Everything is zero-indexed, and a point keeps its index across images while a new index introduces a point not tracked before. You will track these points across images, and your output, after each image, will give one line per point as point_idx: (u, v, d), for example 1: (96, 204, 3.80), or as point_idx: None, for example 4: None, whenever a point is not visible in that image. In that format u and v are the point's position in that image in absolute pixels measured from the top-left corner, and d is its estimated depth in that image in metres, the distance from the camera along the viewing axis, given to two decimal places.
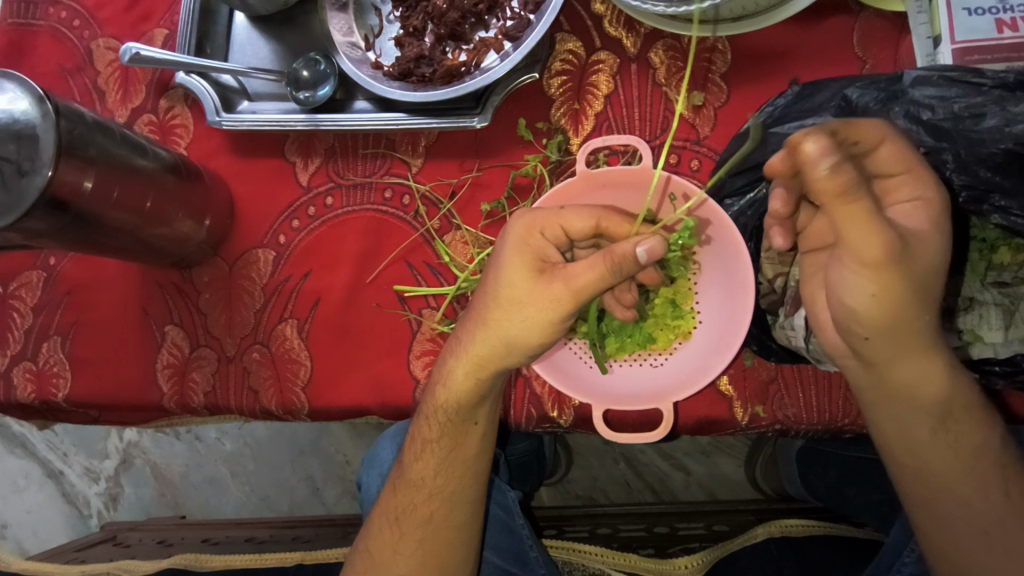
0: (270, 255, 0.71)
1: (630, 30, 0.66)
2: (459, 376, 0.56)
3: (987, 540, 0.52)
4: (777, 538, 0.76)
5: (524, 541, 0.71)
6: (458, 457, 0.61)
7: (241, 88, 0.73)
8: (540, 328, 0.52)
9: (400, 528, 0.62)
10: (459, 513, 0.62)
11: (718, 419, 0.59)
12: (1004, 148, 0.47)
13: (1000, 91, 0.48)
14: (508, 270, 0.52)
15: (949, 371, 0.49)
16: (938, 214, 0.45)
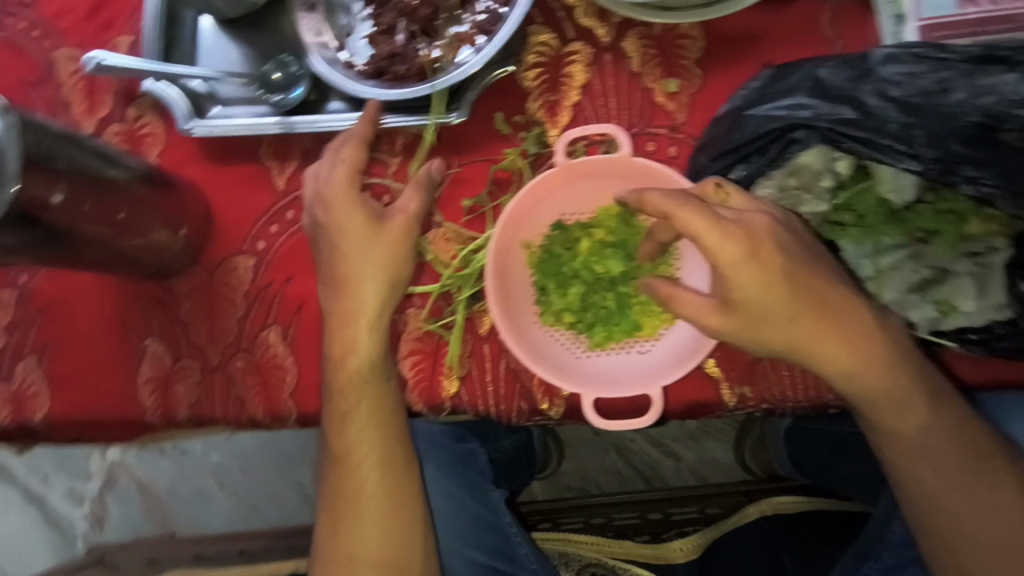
0: (250, 261, 0.70)
1: (603, 20, 0.66)
2: (360, 334, 0.61)
3: (968, 501, 0.54)
4: (768, 516, 0.76)
5: (511, 539, 0.71)
6: (375, 421, 0.62)
7: (212, 93, 0.72)
8: (385, 267, 0.61)
9: (351, 507, 0.63)
10: (398, 476, 0.64)
11: (706, 401, 0.60)
12: (975, 120, 0.47)
13: (968, 65, 0.48)
14: (344, 221, 0.61)
15: (852, 358, 0.52)
16: (750, 265, 0.49)
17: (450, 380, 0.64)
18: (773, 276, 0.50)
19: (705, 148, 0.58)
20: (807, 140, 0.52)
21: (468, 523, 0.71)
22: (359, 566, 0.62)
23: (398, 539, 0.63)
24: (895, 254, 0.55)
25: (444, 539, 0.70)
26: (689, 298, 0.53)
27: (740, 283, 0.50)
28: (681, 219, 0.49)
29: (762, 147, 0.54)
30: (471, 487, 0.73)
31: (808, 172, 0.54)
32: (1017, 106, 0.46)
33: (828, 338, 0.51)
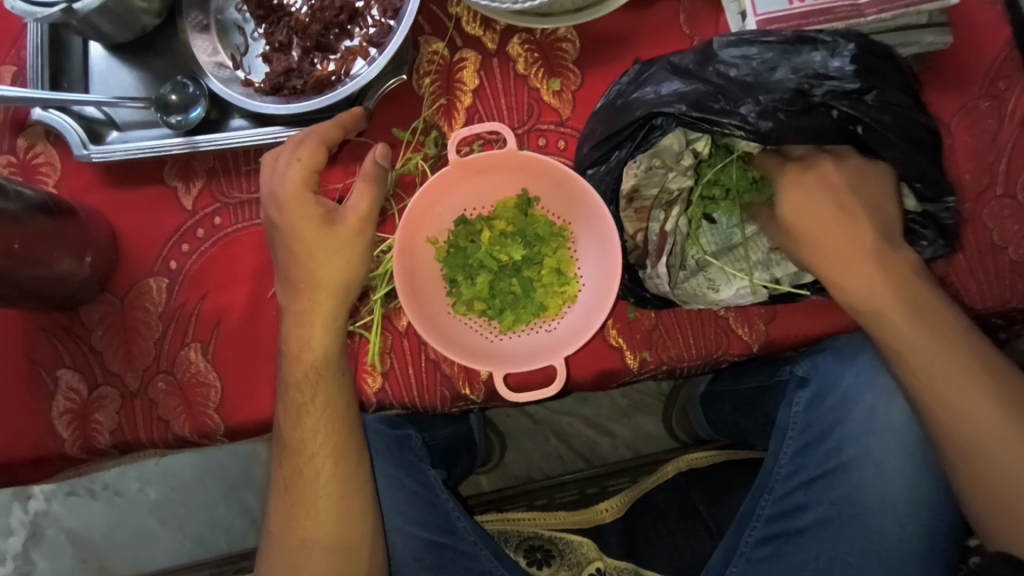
0: (163, 283, 0.71)
1: (487, 27, 0.71)
2: (315, 332, 0.63)
3: None
4: (684, 471, 0.83)
5: (450, 513, 0.74)
6: (332, 414, 0.63)
7: (108, 119, 0.72)
8: (349, 263, 0.62)
9: (304, 495, 0.64)
10: (350, 463, 0.65)
11: (612, 369, 0.65)
12: (791, 89, 0.55)
13: (784, 47, 0.57)
14: (300, 222, 0.61)
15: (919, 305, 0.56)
16: (808, 201, 0.58)
17: (374, 376, 0.67)
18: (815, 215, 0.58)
19: (587, 139, 0.62)
20: (666, 126, 0.56)
21: (406, 502, 0.74)
22: (315, 551, 0.64)
23: (352, 521, 0.65)
24: (757, 221, 0.65)
25: (387, 517, 0.73)
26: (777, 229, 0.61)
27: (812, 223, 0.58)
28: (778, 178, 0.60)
29: (631, 135, 0.57)
30: (406, 468, 0.74)
31: (670, 153, 0.59)
32: (824, 78, 0.55)
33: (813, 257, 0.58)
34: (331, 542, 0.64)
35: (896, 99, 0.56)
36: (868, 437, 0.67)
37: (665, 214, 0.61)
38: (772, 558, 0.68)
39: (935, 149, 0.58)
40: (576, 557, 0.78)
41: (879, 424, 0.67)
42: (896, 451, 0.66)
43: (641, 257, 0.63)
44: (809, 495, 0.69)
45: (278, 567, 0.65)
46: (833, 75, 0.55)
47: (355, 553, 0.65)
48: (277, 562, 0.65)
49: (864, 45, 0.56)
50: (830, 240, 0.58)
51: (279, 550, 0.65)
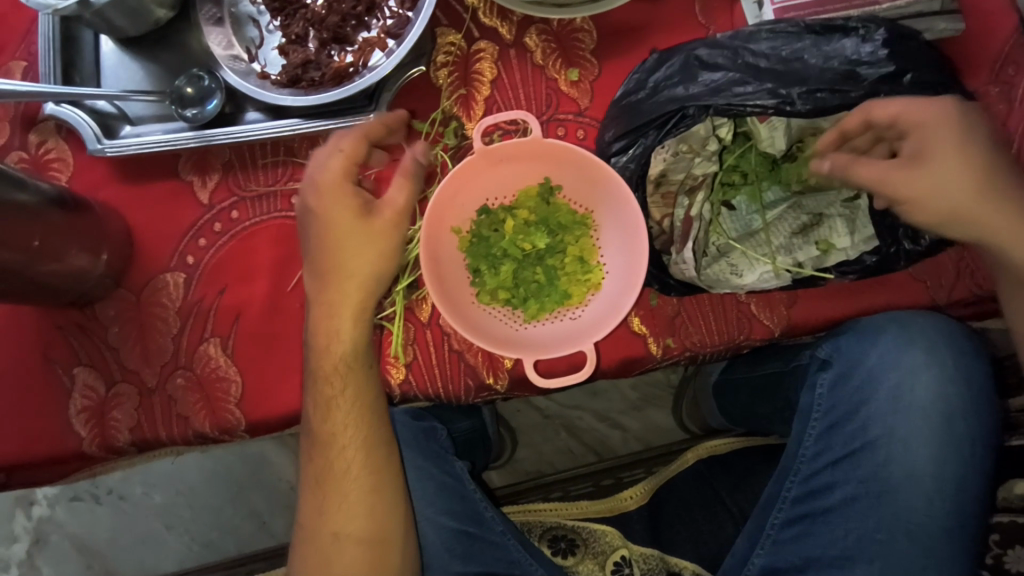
0: (180, 278, 0.70)
1: (504, 18, 0.71)
2: (344, 322, 0.63)
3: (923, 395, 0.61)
4: (704, 459, 0.83)
5: (477, 504, 0.74)
6: (362, 404, 0.64)
7: (121, 113, 0.71)
8: (381, 254, 0.62)
9: (336, 488, 0.65)
10: (380, 455, 0.66)
11: (636, 355, 0.66)
12: (829, 76, 0.55)
13: (813, 37, 0.57)
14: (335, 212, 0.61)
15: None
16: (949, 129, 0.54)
17: (397, 367, 0.67)
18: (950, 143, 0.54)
19: (611, 126, 0.62)
20: (698, 115, 0.55)
21: (435, 493, 0.74)
22: (347, 543, 0.65)
23: (383, 513, 0.66)
24: (778, 207, 0.66)
25: (418, 507, 0.73)
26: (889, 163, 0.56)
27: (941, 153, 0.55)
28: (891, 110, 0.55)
29: (659, 121, 0.57)
30: (433, 458, 0.75)
31: (697, 138, 0.59)
32: (858, 64, 0.56)
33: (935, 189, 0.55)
34: (364, 533, 0.65)
35: (932, 78, 0.56)
36: (893, 416, 0.68)
37: (690, 200, 0.61)
38: (798, 537, 0.69)
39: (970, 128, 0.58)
40: (600, 546, 0.78)
41: (903, 402, 0.69)
42: (921, 429, 0.68)
43: (665, 243, 0.63)
44: (835, 474, 0.69)
45: (311, 560, 0.65)
46: (866, 60, 0.56)
47: (387, 544, 0.66)
48: (309, 556, 0.65)
49: (892, 29, 0.57)
50: (957, 175, 0.55)
51: (310, 544, 0.66)
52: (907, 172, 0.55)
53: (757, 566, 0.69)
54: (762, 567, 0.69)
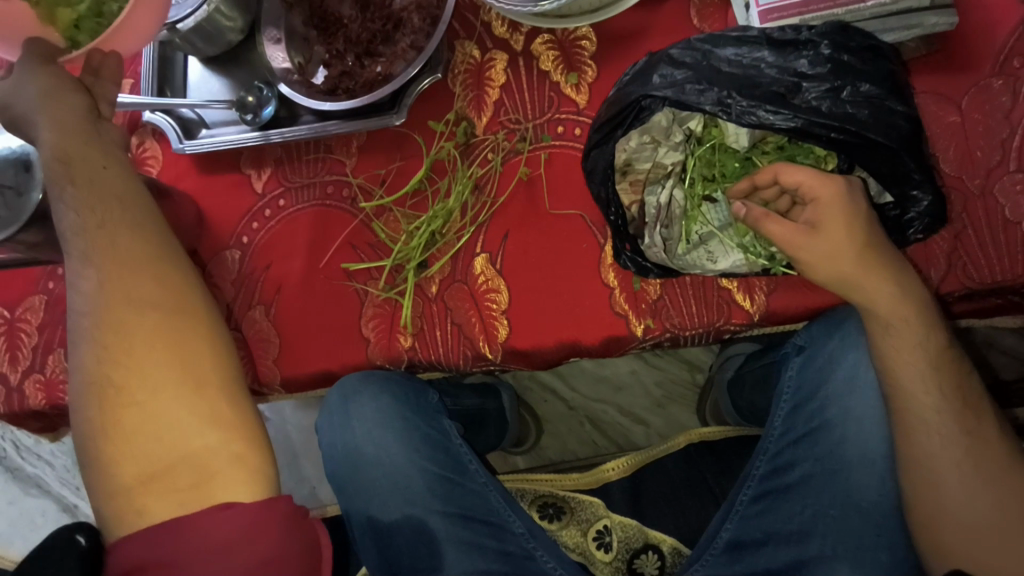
0: (237, 254, 0.83)
1: (514, 30, 0.80)
2: (106, 165, 0.59)
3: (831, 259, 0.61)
4: (695, 442, 0.98)
5: (461, 455, 0.86)
6: (139, 249, 0.59)
7: (200, 119, 0.86)
8: (124, 173, 0.60)
9: (130, 369, 0.57)
10: (191, 355, 0.58)
11: (619, 335, 0.71)
12: (775, 90, 0.60)
13: (769, 48, 0.61)
14: (54, 138, 0.58)
15: (903, 287, 0.62)
16: (837, 201, 0.61)
17: (404, 336, 0.76)
18: (843, 219, 0.61)
19: (596, 120, 0.66)
20: (654, 107, 0.62)
21: (424, 443, 0.86)
22: (142, 444, 0.56)
23: (192, 439, 0.56)
24: None
25: (405, 454, 0.85)
26: (782, 224, 0.62)
27: (828, 216, 0.61)
28: (797, 178, 0.63)
29: (622, 115, 0.63)
30: (426, 415, 0.87)
31: (659, 128, 0.66)
32: (802, 81, 0.60)
33: (807, 252, 0.61)
34: (171, 464, 0.56)
35: (873, 94, 0.60)
36: (850, 395, 0.78)
37: (660, 187, 0.69)
38: (763, 513, 0.80)
39: (915, 138, 0.60)
40: (585, 515, 0.97)
41: (859, 383, 0.77)
42: (873, 410, 0.76)
43: (640, 227, 0.69)
44: (796, 453, 0.80)
45: (113, 511, 0.56)
46: (809, 78, 0.60)
47: (202, 478, 0.56)
48: (114, 507, 0.56)
49: (842, 41, 0.61)
50: (836, 234, 0.61)
51: (96, 495, 0.57)
52: (800, 230, 0.62)
53: (724, 539, 0.80)
54: (728, 540, 0.80)
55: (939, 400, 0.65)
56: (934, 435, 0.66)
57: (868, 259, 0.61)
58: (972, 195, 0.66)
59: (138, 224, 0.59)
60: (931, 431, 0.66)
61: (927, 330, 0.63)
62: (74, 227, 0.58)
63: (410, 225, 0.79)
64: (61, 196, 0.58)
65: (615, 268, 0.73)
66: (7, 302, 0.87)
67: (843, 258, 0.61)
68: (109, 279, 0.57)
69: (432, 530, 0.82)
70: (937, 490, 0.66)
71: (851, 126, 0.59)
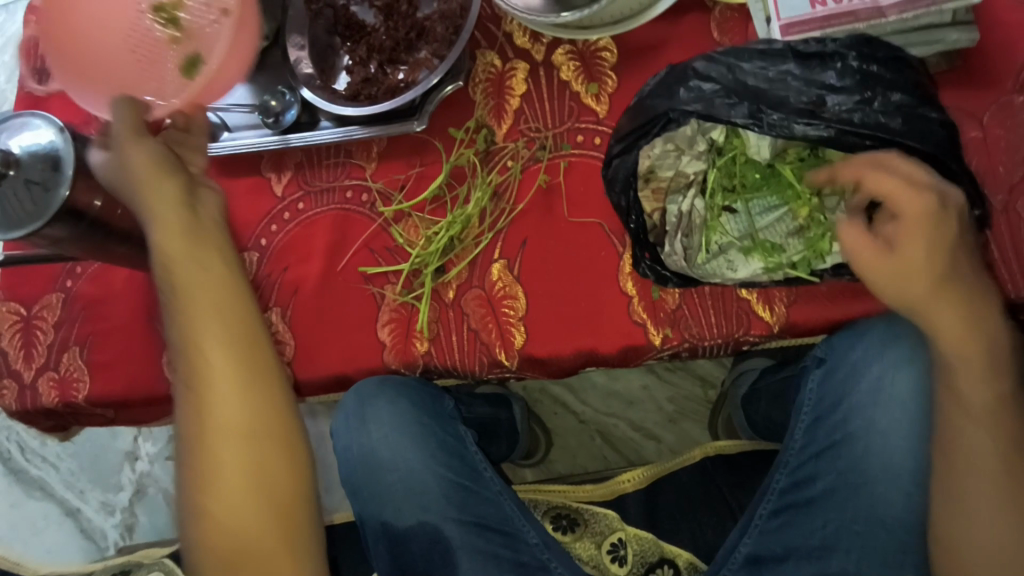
0: (255, 256, 0.83)
1: (535, 41, 0.81)
2: (212, 263, 0.65)
3: (900, 277, 0.60)
4: (711, 455, 0.98)
5: (477, 462, 0.86)
6: (238, 359, 0.65)
7: (222, 122, 0.86)
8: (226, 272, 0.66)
9: (220, 475, 0.65)
10: (275, 466, 0.66)
11: (637, 344, 0.71)
12: (803, 102, 0.61)
13: (795, 60, 0.63)
14: (164, 233, 0.64)
15: (961, 315, 0.61)
16: (917, 222, 0.59)
17: (421, 341, 0.76)
18: (927, 240, 0.59)
19: (614, 134, 0.68)
20: (682, 119, 0.62)
21: (439, 448, 0.85)
22: (226, 538, 0.65)
23: (266, 543, 0.66)
24: (772, 213, 0.69)
25: (422, 459, 0.84)
26: (857, 234, 0.62)
27: (908, 235, 0.60)
28: (886, 186, 0.59)
29: (648, 128, 0.64)
30: (442, 420, 0.86)
31: (683, 138, 0.66)
32: (829, 93, 0.61)
33: (878, 274, 0.61)
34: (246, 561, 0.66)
35: (903, 103, 0.60)
36: (874, 407, 0.76)
37: (682, 196, 0.68)
38: (782, 528, 0.79)
39: (952, 145, 0.61)
40: (600, 528, 0.96)
41: (884, 395, 0.76)
42: (904, 425, 0.74)
43: (659, 235, 0.69)
44: (818, 467, 0.79)
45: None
46: (837, 89, 0.61)
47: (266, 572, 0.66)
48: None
49: (868, 52, 0.62)
50: (913, 260, 0.60)
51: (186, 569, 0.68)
52: (876, 248, 0.61)
53: (743, 553, 0.80)
54: (746, 555, 0.80)
55: (982, 428, 0.63)
56: (976, 464, 0.63)
57: (941, 282, 0.60)
58: (994, 210, 0.66)
59: (243, 342, 0.65)
60: (974, 460, 0.63)
61: (974, 346, 0.61)
62: (182, 340, 0.64)
63: (429, 229, 0.79)
64: (173, 303, 0.65)
65: (633, 277, 0.73)
66: (24, 299, 0.87)
67: (918, 280, 0.60)
68: (211, 394, 0.64)
69: (447, 537, 0.81)
70: (977, 522, 0.63)
71: (883, 136, 0.59)
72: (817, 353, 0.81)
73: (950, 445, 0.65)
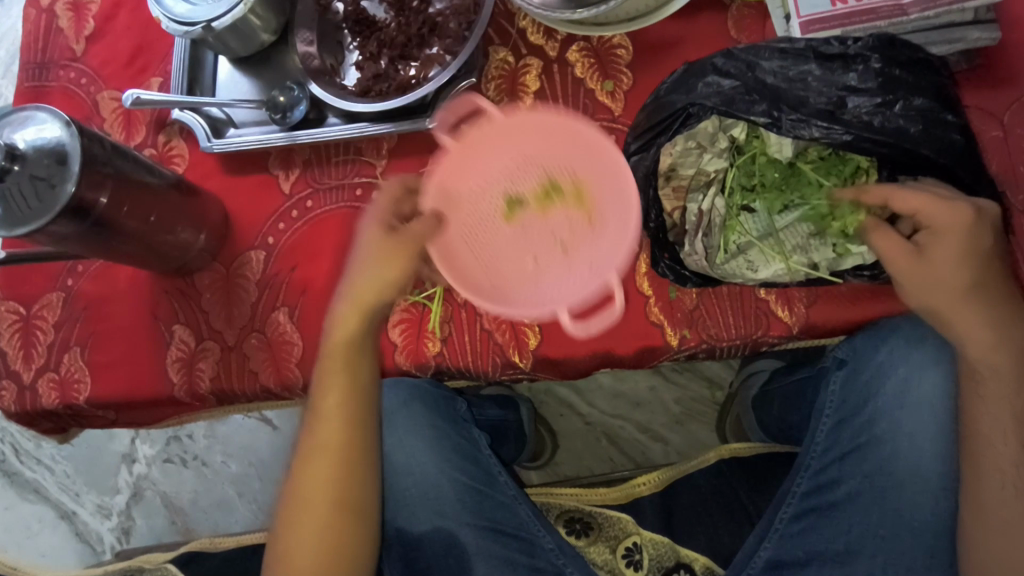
0: (262, 255, 0.81)
1: (549, 37, 0.80)
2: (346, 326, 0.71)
3: (934, 283, 0.61)
4: (726, 458, 0.97)
5: (491, 467, 0.85)
6: (350, 418, 0.73)
7: (228, 118, 0.85)
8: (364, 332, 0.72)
9: (310, 509, 0.74)
10: (354, 512, 0.75)
11: (654, 345, 0.69)
12: (824, 105, 0.60)
13: (818, 61, 0.62)
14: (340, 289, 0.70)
15: (987, 314, 0.62)
16: (955, 232, 0.59)
17: (433, 341, 0.74)
18: (963, 249, 0.60)
19: (631, 131, 0.67)
20: (701, 114, 0.61)
21: (452, 452, 0.84)
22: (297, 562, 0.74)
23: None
24: (794, 212, 0.68)
25: (435, 464, 0.83)
26: (893, 241, 0.61)
27: (940, 243, 0.60)
28: (915, 203, 0.59)
29: (667, 124, 0.63)
30: (456, 424, 0.85)
31: (705, 134, 0.65)
32: (851, 95, 0.60)
33: (911, 283, 0.61)
34: None
35: (926, 109, 0.60)
36: (898, 410, 0.77)
37: (703, 194, 0.67)
38: (804, 532, 0.78)
39: (969, 153, 0.61)
40: (614, 532, 0.95)
41: (908, 398, 0.76)
42: (928, 429, 0.75)
43: (680, 234, 0.68)
44: (842, 470, 0.79)
45: None
46: (859, 92, 0.60)
47: None
48: None
49: (891, 55, 0.61)
50: (945, 269, 0.60)
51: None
52: (914, 256, 0.60)
53: (764, 558, 0.79)
54: (767, 560, 0.79)
55: (1005, 427, 0.65)
56: (1002, 463, 0.65)
57: (971, 287, 0.61)
58: (1016, 211, 0.65)
59: (359, 403, 0.74)
60: (999, 458, 0.65)
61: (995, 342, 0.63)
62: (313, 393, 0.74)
63: None
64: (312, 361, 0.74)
65: (650, 277, 0.71)
66: (23, 298, 0.85)
67: (943, 288, 0.61)
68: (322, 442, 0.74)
69: (462, 543, 0.80)
70: (998, 520, 0.66)
71: (904, 143, 0.59)
72: (838, 354, 0.81)
73: (978, 443, 0.67)
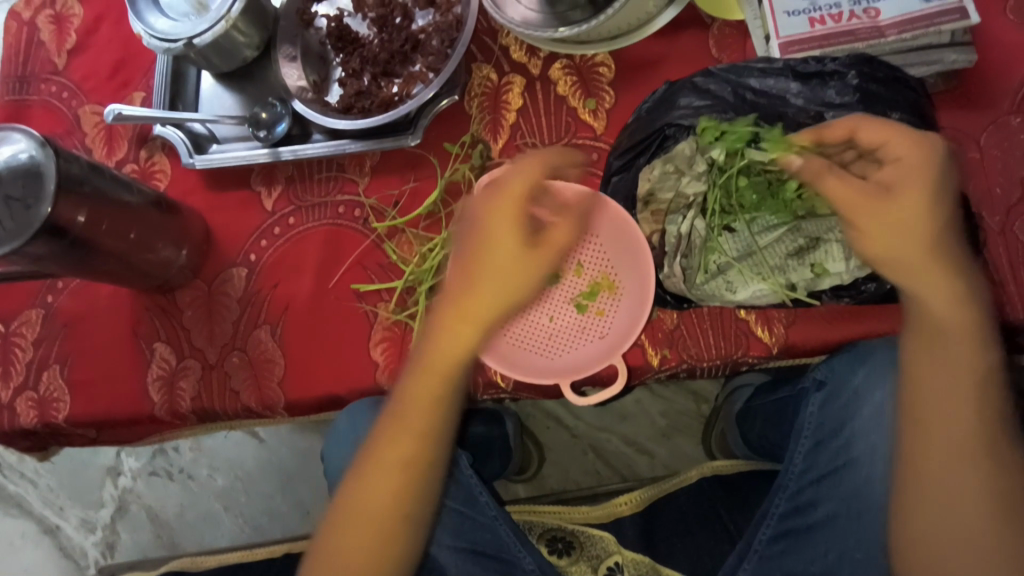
0: (244, 272, 0.81)
1: (532, 55, 0.80)
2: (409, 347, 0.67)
3: (896, 232, 0.56)
4: (707, 476, 0.98)
5: (473, 488, 0.83)
6: None
7: (211, 134, 0.85)
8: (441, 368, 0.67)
9: None
10: None
11: (636, 366, 0.69)
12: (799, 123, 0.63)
13: (796, 79, 0.64)
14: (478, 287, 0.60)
15: (957, 288, 0.57)
16: (919, 172, 0.56)
17: None
18: (927, 194, 0.55)
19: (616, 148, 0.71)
20: (678, 135, 0.65)
21: None
22: None
23: None
24: (774, 231, 0.68)
25: None
26: (852, 180, 0.57)
27: (902, 180, 0.56)
28: (885, 134, 0.57)
29: (648, 143, 0.67)
30: None
31: (682, 158, 0.66)
32: (829, 111, 0.63)
33: (862, 222, 0.56)
34: None
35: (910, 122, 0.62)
36: (874, 431, 0.77)
37: (681, 217, 0.68)
38: (783, 554, 0.78)
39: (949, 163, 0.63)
40: (596, 551, 0.94)
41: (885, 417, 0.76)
42: None
43: (659, 257, 0.70)
44: (819, 492, 0.79)
45: None
46: (837, 107, 0.63)
47: None
48: None
49: (870, 70, 0.63)
50: (907, 213, 0.56)
51: None
52: (875, 191, 0.56)
53: None
54: None
55: (973, 427, 0.60)
56: (950, 455, 0.60)
57: (936, 249, 0.56)
58: (993, 231, 0.65)
59: None
60: (948, 445, 0.60)
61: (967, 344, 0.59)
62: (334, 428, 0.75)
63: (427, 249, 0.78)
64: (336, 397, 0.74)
65: (625, 300, 0.72)
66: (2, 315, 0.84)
67: (911, 251, 0.56)
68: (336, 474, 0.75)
69: (443, 563, 0.82)
70: (935, 513, 0.61)
71: None
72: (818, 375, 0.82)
73: (927, 428, 0.61)
